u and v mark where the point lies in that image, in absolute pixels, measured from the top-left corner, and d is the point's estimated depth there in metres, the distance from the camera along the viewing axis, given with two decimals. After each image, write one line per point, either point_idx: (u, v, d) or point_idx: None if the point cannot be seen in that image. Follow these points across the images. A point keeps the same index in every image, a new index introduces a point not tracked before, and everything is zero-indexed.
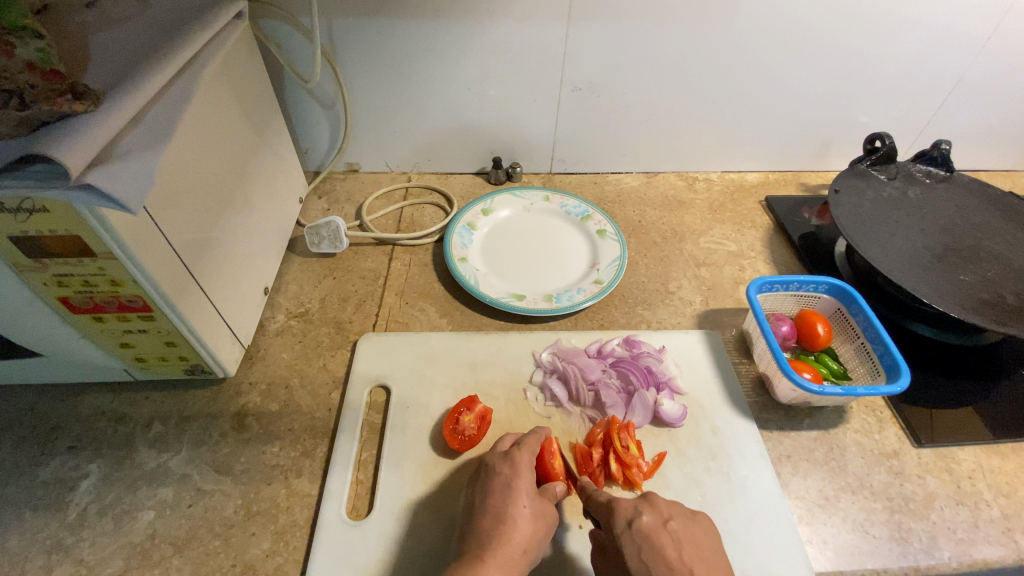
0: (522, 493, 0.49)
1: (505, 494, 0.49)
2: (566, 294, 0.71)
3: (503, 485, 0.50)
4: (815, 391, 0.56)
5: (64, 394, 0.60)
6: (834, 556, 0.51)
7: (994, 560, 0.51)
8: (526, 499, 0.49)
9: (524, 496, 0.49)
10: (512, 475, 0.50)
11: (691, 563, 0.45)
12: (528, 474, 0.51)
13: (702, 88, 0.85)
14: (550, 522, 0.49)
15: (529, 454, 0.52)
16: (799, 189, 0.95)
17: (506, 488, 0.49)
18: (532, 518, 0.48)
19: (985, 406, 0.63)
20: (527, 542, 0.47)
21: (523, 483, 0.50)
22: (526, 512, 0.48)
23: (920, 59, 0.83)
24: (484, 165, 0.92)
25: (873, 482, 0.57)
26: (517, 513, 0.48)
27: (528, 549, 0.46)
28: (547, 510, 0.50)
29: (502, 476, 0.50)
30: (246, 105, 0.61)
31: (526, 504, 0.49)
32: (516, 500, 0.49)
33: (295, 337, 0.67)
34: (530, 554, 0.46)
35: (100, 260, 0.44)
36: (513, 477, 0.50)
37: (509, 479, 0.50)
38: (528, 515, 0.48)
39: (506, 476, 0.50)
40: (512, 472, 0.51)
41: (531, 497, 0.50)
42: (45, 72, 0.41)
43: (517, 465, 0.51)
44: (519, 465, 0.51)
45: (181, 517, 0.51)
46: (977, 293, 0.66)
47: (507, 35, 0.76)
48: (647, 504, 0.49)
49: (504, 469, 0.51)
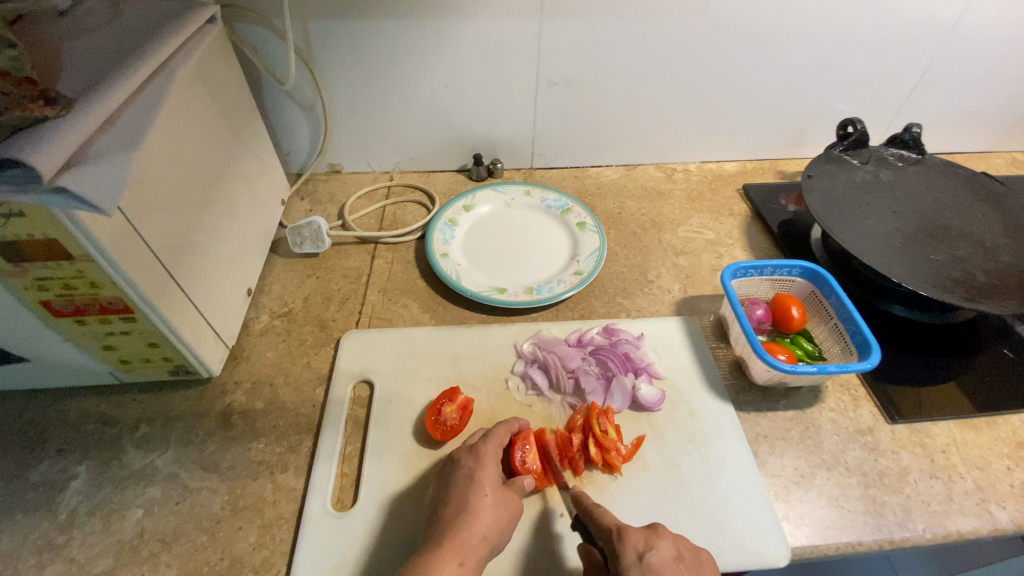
0: (485, 483, 0.50)
1: (468, 484, 0.50)
2: (547, 286, 0.72)
3: (466, 477, 0.50)
4: (789, 371, 0.57)
5: (51, 399, 0.61)
6: (810, 531, 0.53)
7: (967, 531, 0.53)
8: (489, 488, 0.50)
9: (487, 486, 0.50)
10: (476, 467, 0.51)
11: None
12: (493, 464, 0.52)
13: (676, 83, 0.86)
14: (510, 510, 0.49)
15: (494, 446, 0.53)
16: (776, 177, 0.97)
17: (469, 480, 0.50)
18: (494, 507, 0.49)
19: (959, 382, 0.64)
20: (488, 529, 0.47)
21: (487, 474, 0.51)
22: (489, 501, 0.49)
23: (890, 46, 0.84)
24: (466, 162, 0.94)
25: (848, 459, 0.58)
26: (479, 503, 0.48)
27: (488, 535, 0.47)
28: (510, 500, 0.50)
29: (465, 468, 0.51)
30: (223, 108, 0.62)
31: (488, 493, 0.49)
32: (478, 490, 0.49)
33: (279, 336, 0.68)
34: (490, 542, 0.47)
35: (78, 263, 0.45)
36: (477, 468, 0.51)
37: (472, 470, 0.51)
38: (490, 504, 0.49)
39: (470, 468, 0.51)
40: (477, 463, 0.51)
41: (494, 487, 0.50)
42: (19, 79, 0.40)
43: (481, 456, 0.52)
44: (484, 457, 0.52)
45: (169, 515, 0.52)
46: (948, 271, 0.68)
47: (482, 33, 0.77)
48: (657, 535, 0.46)
49: (469, 462, 0.52)
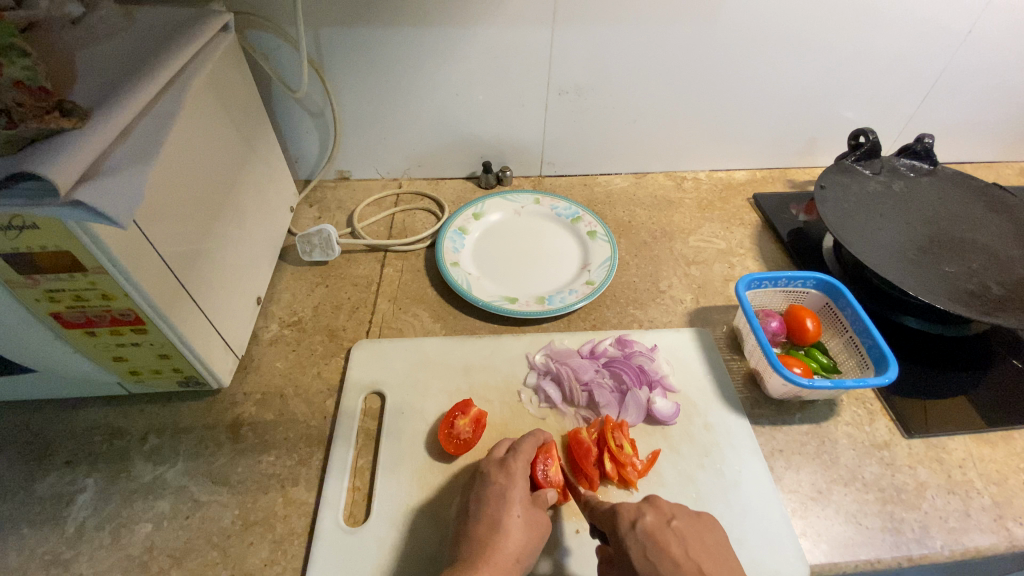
0: (516, 503, 0.49)
1: (499, 503, 0.49)
2: (558, 296, 0.72)
3: (498, 495, 0.50)
4: (805, 385, 0.57)
5: (58, 409, 0.60)
6: (828, 548, 0.52)
7: (985, 548, 0.52)
8: (520, 508, 0.49)
9: (518, 506, 0.49)
10: (507, 485, 0.50)
11: (698, 558, 0.44)
12: (523, 482, 0.51)
13: (687, 91, 0.86)
14: (541, 531, 0.49)
15: (524, 463, 0.52)
16: (786, 186, 0.96)
17: (501, 498, 0.49)
18: (525, 528, 0.48)
19: (974, 396, 0.64)
20: (520, 551, 0.47)
21: (518, 493, 0.50)
22: (520, 522, 0.48)
23: (903, 55, 0.84)
24: (475, 169, 0.93)
25: (865, 474, 0.58)
26: (511, 523, 0.48)
27: (521, 558, 0.46)
28: (539, 520, 0.49)
29: (497, 485, 0.50)
30: (234, 116, 0.61)
31: (520, 514, 0.49)
32: (510, 509, 0.49)
33: (289, 346, 0.67)
34: (522, 564, 0.46)
35: (91, 275, 0.44)
36: (508, 486, 0.50)
37: (504, 488, 0.50)
38: (521, 525, 0.48)
39: (501, 486, 0.50)
40: (508, 481, 0.51)
41: (524, 506, 0.49)
42: (32, 89, 0.39)
43: (512, 473, 0.51)
44: (515, 474, 0.51)
45: (178, 529, 0.51)
46: (963, 284, 0.67)
47: (494, 41, 0.77)
48: (649, 504, 0.48)
49: (499, 479, 0.51)
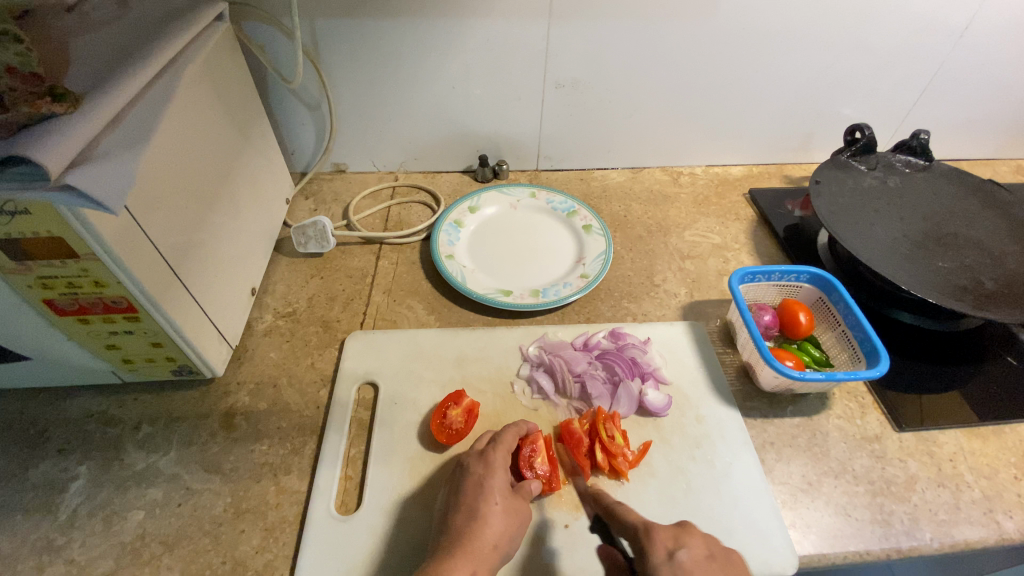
0: (495, 491, 0.50)
1: (478, 491, 0.49)
2: (552, 289, 0.72)
3: (477, 484, 0.50)
4: (796, 377, 0.57)
5: (52, 397, 0.60)
6: (817, 539, 0.52)
7: (975, 541, 0.52)
8: (499, 497, 0.49)
9: (497, 494, 0.50)
10: (486, 474, 0.51)
11: None
12: (502, 472, 0.52)
13: (682, 86, 0.86)
14: (521, 519, 0.49)
15: (504, 452, 0.53)
16: (782, 182, 0.96)
17: (479, 487, 0.50)
18: (504, 515, 0.48)
19: (967, 390, 0.64)
20: (498, 538, 0.47)
21: (497, 482, 0.51)
22: (498, 509, 0.49)
23: (898, 52, 0.84)
24: (471, 163, 0.93)
25: (855, 466, 0.58)
26: (490, 511, 0.48)
27: (499, 544, 0.47)
28: (520, 507, 0.50)
29: (475, 475, 0.51)
30: (229, 106, 0.61)
31: (498, 502, 0.49)
32: (489, 498, 0.49)
33: (283, 337, 0.67)
34: (500, 551, 0.47)
35: (83, 262, 0.44)
36: (486, 476, 0.51)
37: (482, 477, 0.50)
38: (500, 513, 0.48)
39: (480, 475, 0.51)
40: (486, 471, 0.51)
41: (504, 495, 0.50)
42: (24, 75, 0.40)
43: (492, 463, 0.52)
44: (494, 464, 0.52)
45: (170, 516, 0.51)
46: (956, 279, 0.67)
47: (491, 34, 0.77)
48: (687, 532, 0.47)
49: (478, 469, 0.51)
